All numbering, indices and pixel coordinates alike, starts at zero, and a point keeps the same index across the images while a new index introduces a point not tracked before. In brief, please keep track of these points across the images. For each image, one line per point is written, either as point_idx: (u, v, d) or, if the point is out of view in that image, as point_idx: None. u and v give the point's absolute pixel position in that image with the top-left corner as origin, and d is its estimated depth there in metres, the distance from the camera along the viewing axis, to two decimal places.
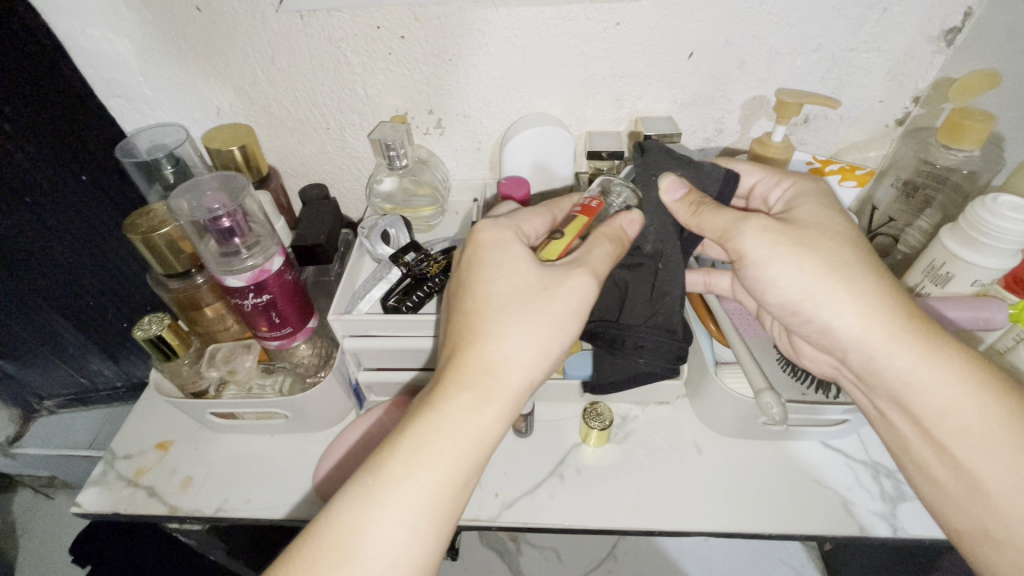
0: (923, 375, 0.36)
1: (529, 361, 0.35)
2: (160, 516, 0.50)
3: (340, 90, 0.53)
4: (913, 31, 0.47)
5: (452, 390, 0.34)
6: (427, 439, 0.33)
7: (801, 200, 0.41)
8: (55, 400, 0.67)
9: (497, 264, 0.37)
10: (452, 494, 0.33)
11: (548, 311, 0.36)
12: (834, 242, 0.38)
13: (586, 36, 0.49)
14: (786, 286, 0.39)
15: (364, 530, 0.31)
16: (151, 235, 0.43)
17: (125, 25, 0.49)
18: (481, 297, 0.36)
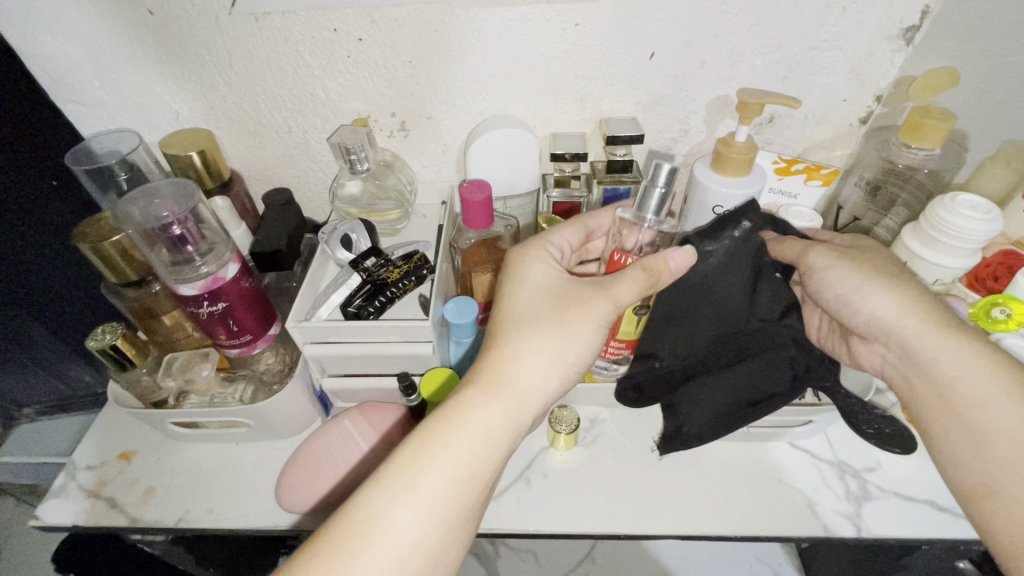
0: (961, 372, 0.37)
1: (547, 369, 0.38)
2: (121, 528, 0.49)
3: (300, 93, 0.53)
4: (873, 30, 0.47)
5: (467, 389, 0.37)
6: (440, 432, 0.35)
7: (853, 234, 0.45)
8: (36, 407, 0.63)
9: (523, 278, 0.41)
10: (468, 487, 0.34)
11: (566, 320, 0.38)
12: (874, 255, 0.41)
13: (546, 38, 0.48)
14: (837, 286, 0.41)
15: (377, 515, 0.32)
16: (100, 244, 0.42)
17: (78, 29, 0.48)
18: (506, 308, 0.40)
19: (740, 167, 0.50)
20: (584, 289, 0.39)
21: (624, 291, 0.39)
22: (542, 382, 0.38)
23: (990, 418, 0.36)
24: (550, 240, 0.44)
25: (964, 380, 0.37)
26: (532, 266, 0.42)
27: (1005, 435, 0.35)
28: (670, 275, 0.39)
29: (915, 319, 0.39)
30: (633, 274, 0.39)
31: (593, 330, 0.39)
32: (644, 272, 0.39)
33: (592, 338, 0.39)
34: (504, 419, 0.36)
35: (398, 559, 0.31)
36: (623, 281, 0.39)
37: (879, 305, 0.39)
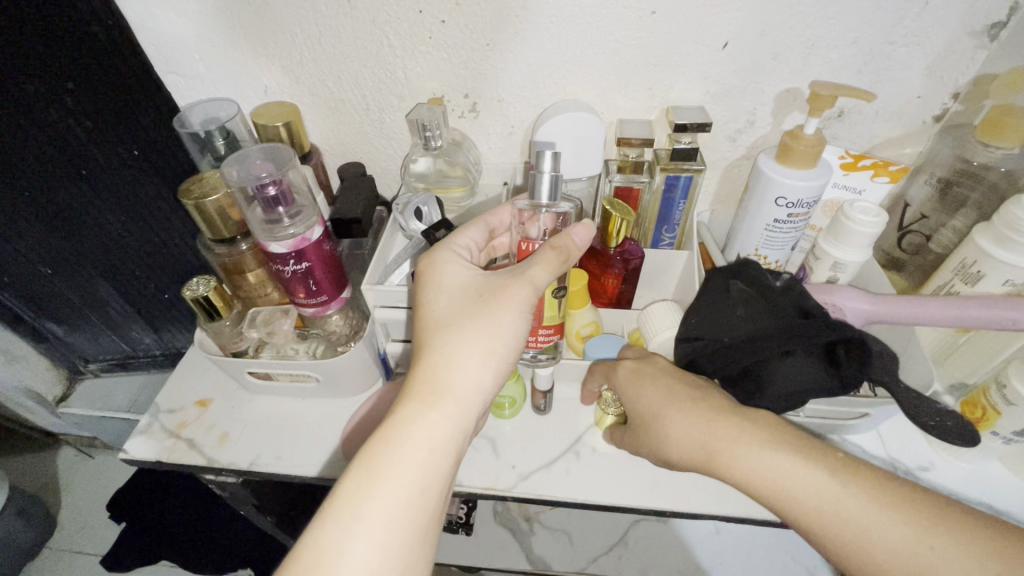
0: (762, 458, 0.40)
1: (477, 368, 0.40)
2: (200, 466, 0.53)
3: (381, 72, 0.56)
4: (955, 25, 0.46)
5: (402, 405, 0.38)
6: (380, 455, 0.36)
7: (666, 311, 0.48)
8: (99, 364, 0.79)
9: (437, 283, 0.43)
10: (420, 495, 0.36)
11: (485, 318, 0.41)
12: (668, 407, 0.45)
13: (622, 24, 0.50)
14: (679, 457, 0.44)
15: (334, 549, 0.33)
16: (203, 201, 0.46)
17: (185, 5, 0.52)
18: (425, 316, 0.42)
19: (807, 159, 0.50)
20: (498, 284, 0.42)
21: (539, 274, 0.41)
22: (474, 381, 0.40)
23: (826, 511, 0.37)
24: (457, 244, 0.46)
25: (780, 470, 0.39)
26: (445, 271, 0.43)
27: (847, 526, 0.36)
28: (577, 248, 0.44)
29: (710, 437, 0.42)
30: (547, 256, 0.42)
31: (516, 318, 0.41)
32: (555, 251, 0.42)
33: (518, 327, 0.41)
34: (445, 423, 0.38)
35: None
36: (536, 266, 0.41)
37: (672, 433, 0.44)
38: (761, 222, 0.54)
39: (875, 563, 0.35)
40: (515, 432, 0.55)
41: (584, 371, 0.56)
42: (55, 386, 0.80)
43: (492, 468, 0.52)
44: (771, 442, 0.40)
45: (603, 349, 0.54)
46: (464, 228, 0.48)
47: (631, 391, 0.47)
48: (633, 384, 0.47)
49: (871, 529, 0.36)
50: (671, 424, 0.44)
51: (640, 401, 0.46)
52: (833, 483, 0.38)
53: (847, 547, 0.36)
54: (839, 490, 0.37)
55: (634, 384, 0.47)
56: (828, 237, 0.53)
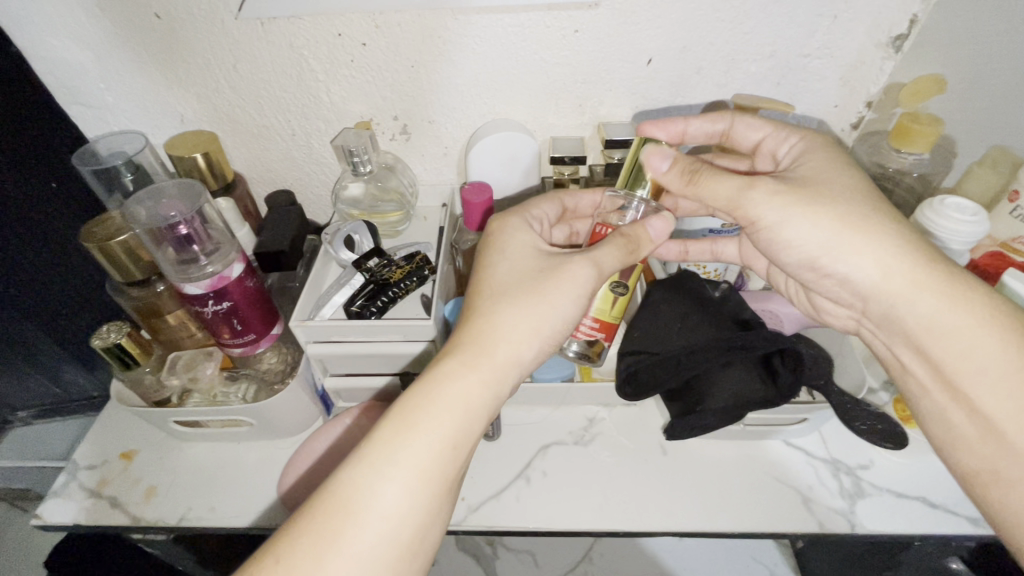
0: (945, 321, 0.37)
1: (523, 340, 0.38)
2: (124, 527, 0.49)
3: (304, 97, 0.53)
4: (863, 38, 0.48)
5: (446, 362, 0.37)
6: (420, 408, 0.35)
7: (806, 156, 0.43)
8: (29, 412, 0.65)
9: (503, 249, 0.42)
10: (448, 455, 0.34)
11: (539, 290, 0.39)
12: (839, 194, 0.40)
13: (546, 43, 0.49)
14: (802, 244, 0.41)
15: (360, 487, 0.32)
16: (108, 243, 0.43)
17: (83, 32, 0.49)
18: (485, 278, 0.41)
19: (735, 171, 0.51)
20: (556, 260, 0.41)
21: (604, 258, 0.40)
22: (519, 352, 0.38)
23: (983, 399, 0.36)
24: (525, 213, 0.45)
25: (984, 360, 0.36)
26: (513, 238, 0.43)
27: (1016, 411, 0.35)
28: (651, 242, 0.43)
29: (845, 233, 0.39)
30: (616, 243, 0.41)
31: (570, 298, 0.40)
32: (624, 238, 0.42)
33: (570, 308, 0.40)
34: (482, 389, 0.36)
35: (388, 530, 0.32)
36: (604, 249, 0.41)
37: (839, 247, 0.40)
38: (697, 233, 0.55)
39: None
40: None
41: (530, 394, 0.55)
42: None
43: None
44: (957, 288, 0.37)
45: (551, 368, 0.54)
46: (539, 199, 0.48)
47: (812, 164, 0.43)
48: (779, 194, 0.40)
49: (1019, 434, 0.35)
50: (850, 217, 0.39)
51: (823, 171, 0.42)
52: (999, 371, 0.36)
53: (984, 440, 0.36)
54: (972, 316, 0.37)
55: (830, 160, 0.42)
56: None
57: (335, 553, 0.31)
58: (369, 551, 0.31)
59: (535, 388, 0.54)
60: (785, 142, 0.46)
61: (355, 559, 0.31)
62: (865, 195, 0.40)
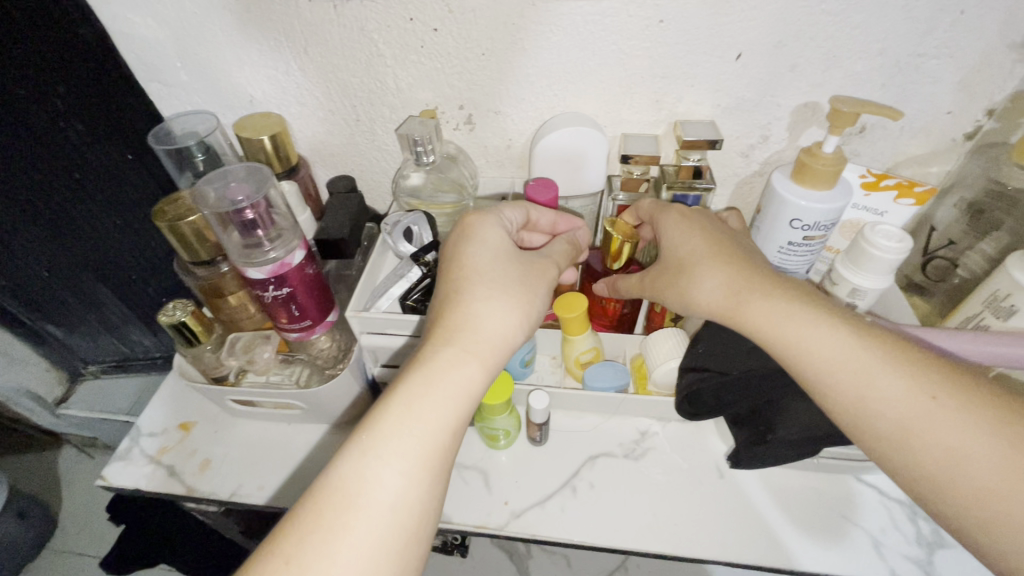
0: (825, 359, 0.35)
1: (511, 327, 0.39)
2: (179, 496, 0.51)
3: (371, 82, 0.52)
4: (993, 36, 0.42)
5: (436, 348, 0.37)
6: (416, 396, 0.35)
7: (669, 228, 0.44)
8: (98, 365, 0.75)
9: (483, 240, 0.41)
10: (445, 440, 0.35)
11: (521, 284, 0.40)
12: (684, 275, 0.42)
13: (627, 34, 0.46)
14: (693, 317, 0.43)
15: (366, 479, 0.32)
16: (178, 223, 0.44)
17: (163, 11, 0.49)
18: (466, 266, 0.40)
19: (826, 179, 0.46)
20: (530, 264, 0.42)
21: (560, 257, 0.45)
22: (510, 337, 0.39)
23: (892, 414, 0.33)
24: (501, 212, 0.44)
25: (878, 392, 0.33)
26: (490, 229, 0.42)
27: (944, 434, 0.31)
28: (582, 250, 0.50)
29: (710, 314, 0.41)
30: (562, 246, 0.47)
31: (546, 293, 0.42)
32: (567, 247, 0.47)
33: (547, 300, 0.42)
34: (475, 370, 0.37)
35: (399, 517, 0.32)
36: (558, 253, 0.45)
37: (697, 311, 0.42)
38: (774, 244, 0.51)
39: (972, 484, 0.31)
40: (510, 465, 0.52)
41: (581, 401, 0.53)
42: (55, 387, 0.76)
43: (484, 504, 0.50)
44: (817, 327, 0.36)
45: (605, 377, 0.51)
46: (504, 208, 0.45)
47: (671, 235, 0.44)
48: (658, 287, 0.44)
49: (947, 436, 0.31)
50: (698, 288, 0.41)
51: (680, 241, 0.43)
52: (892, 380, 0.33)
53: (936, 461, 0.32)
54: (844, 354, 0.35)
55: (682, 230, 0.44)
56: (845, 260, 0.49)
57: (347, 549, 0.30)
58: (385, 543, 0.31)
59: (586, 396, 0.52)
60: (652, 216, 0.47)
61: (372, 552, 0.31)
62: (713, 270, 0.41)
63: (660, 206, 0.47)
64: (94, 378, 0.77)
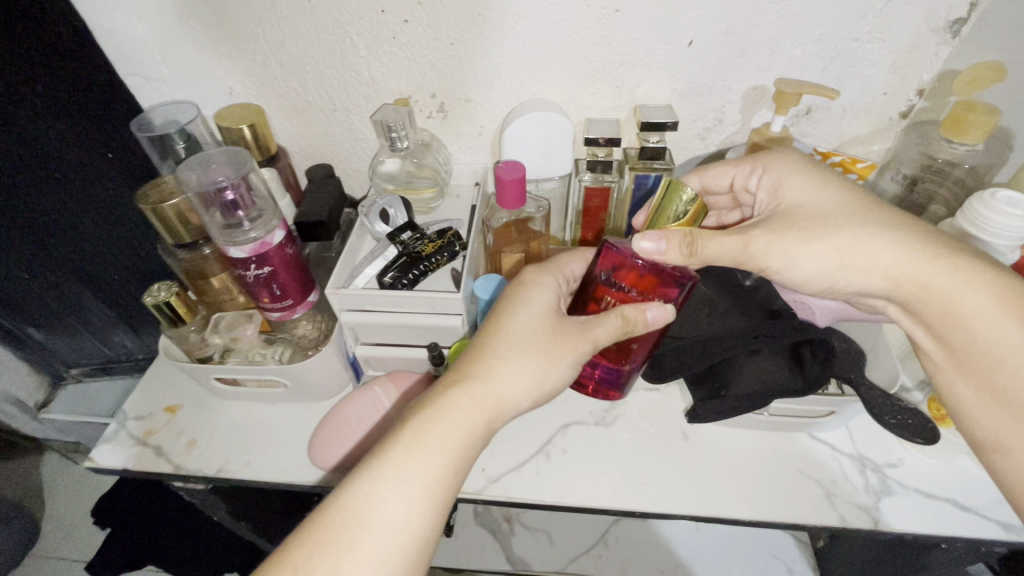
0: (966, 299, 0.37)
1: (524, 389, 0.40)
2: (167, 474, 0.53)
3: (346, 72, 0.55)
4: (917, 22, 0.46)
5: (454, 389, 0.39)
6: (429, 431, 0.37)
7: (785, 184, 0.43)
8: (81, 369, 0.74)
9: (527, 300, 0.43)
10: (447, 482, 0.36)
11: (552, 348, 0.41)
12: (844, 218, 0.40)
13: (586, 23, 0.49)
14: (814, 277, 0.41)
15: (370, 501, 0.34)
16: (161, 206, 0.45)
17: (143, 6, 0.51)
18: (504, 321, 0.42)
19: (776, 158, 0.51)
20: (567, 325, 0.42)
21: (603, 334, 0.42)
22: (522, 399, 0.41)
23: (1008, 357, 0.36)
24: (562, 272, 0.47)
25: (994, 334, 0.36)
26: (536, 289, 0.44)
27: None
28: (646, 326, 0.42)
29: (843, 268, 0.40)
30: (613, 320, 0.42)
31: (573, 361, 0.42)
32: (622, 318, 0.42)
33: (566, 372, 0.42)
34: (484, 428, 0.39)
35: (392, 544, 0.34)
36: (603, 322, 0.42)
37: (798, 268, 0.41)
38: None
39: None
40: None
41: None
42: (37, 391, 0.74)
43: None
44: (964, 269, 0.37)
45: None
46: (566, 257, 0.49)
47: (791, 190, 0.43)
48: (774, 237, 0.41)
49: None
50: (803, 253, 0.40)
51: (807, 198, 0.42)
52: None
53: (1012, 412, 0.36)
54: (985, 298, 0.36)
55: (805, 184, 0.43)
56: None
57: (350, 562, 0.33)
58: (382, 564, 0.33)
59: None
60: (756, 174, 0.46)
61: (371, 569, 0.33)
62: (861, 217, 0.40)
63: (763, 157, 0.45)
64: (76, 382, 0.75)
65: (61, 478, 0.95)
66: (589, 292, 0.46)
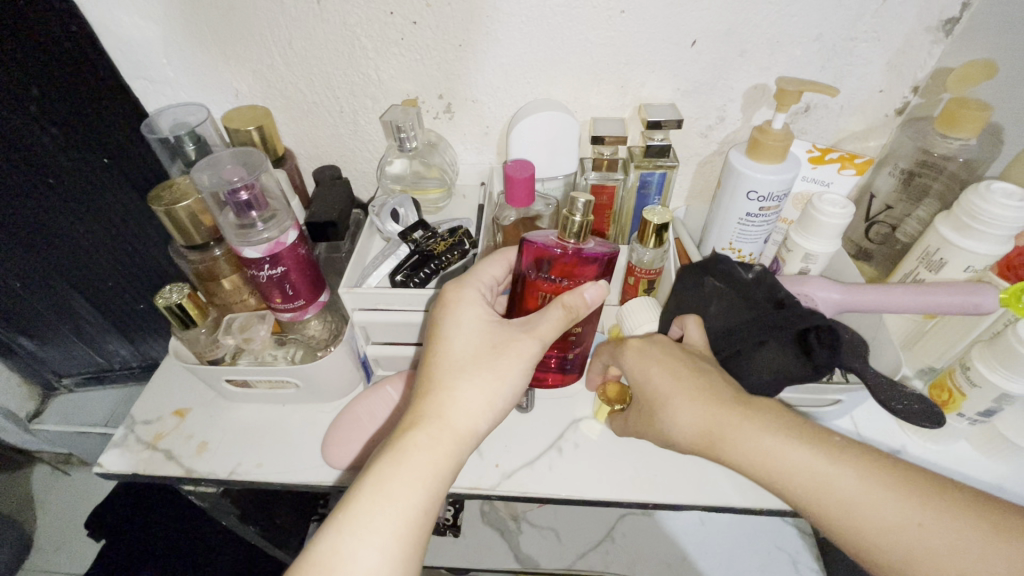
0: (777, 461, 0.38)
1: (480, 411, 0.41)
2: (177, 478, 0.52)
3: (354, 74, 0.55)
4: (912, 21, 0.48)
5: (411, 431, 0.39)
6: (392, 477, 0.37)
7: (627, 352, 0.46)
8: (73, 378, 0.73)
9: (459, 323, 0.43)
10: (418, 518, 0.36)
11: (498, 367, 0.41)
12: (667, 386, 0.42)
13: (592, 24, 0.50)
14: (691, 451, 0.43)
15: (341, 555, 0.34)
16: (174, 207, 0.45)
17: (150, 9, 0.51)
18: (442, 351, 0.42)
19: (776, 155, 0.51)
20: (511, 335, 0.42)
21: (549, 331, 0.43)
22: (481, 420, 0.41)
23: (848, 515, 0.36)
24: (482, 279, 0.46)
25: (810, 479, 0.37)
26: (467, 309, 0.44)
27: (844, 508, 0.36)
28: (587, 307, 0.43)
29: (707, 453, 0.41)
30: (556, 312, 0.42)
31: (523, 371, 0.42)
32: (564, 309, 0.43)
33: (518, 381, 0.42)
34: (447, 459, 0.39)
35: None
36: (546, 320, 0.42)
37: (671, 441, 0.44)
38: (733, 216, 0.56)
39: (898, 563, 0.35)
40: (498, 431, 0.55)
41: None
42: (28, 401, 0.73)
43: (475, 467, 0.52)
44: (755, 424, 0.39)
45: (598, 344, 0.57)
46: (485, 260, 0.49)
47: (632, 367, 0.45)
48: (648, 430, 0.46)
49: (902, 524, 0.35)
50: (674, 415, 0.42)
51: (643, 381, 0.44)
52: (860, 472, 0.37)
53: (872, 558, 0.36)
54: (794, 455, 0.38)
55: (639, 361, 0.45)
56: (797, 229, 0.54)
57: None
58: None
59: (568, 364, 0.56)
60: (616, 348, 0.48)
61: None
62: (676, 375, 0.42)
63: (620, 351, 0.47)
64: (68, 393, 0.74)
65: (54, 500, 0.90)
66: (523, 287, 0.47)
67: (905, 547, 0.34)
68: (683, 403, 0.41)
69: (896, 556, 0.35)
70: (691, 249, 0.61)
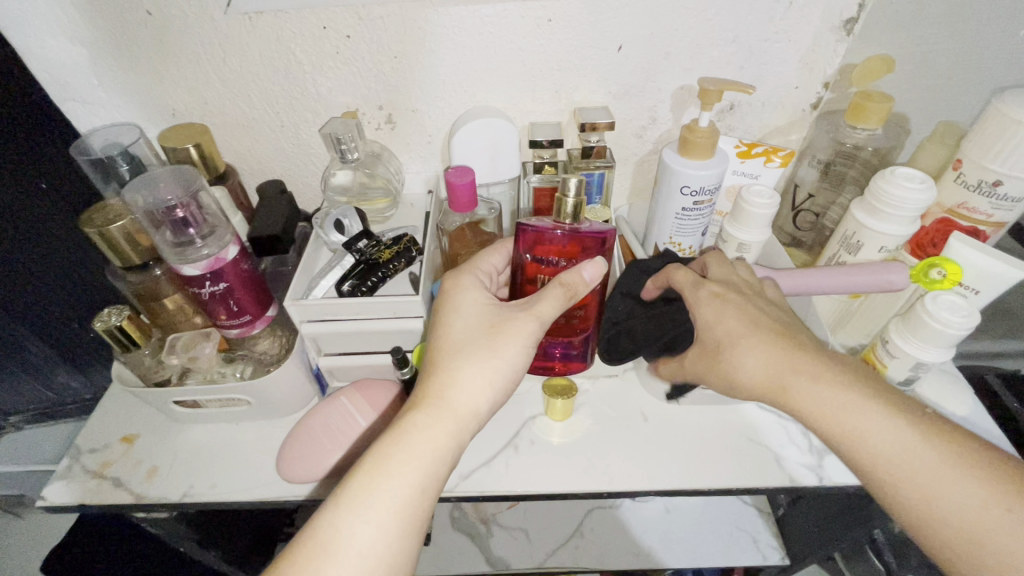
0: (824, 395, 0.40)
1: (480, 391, 0.43)
2: (127, 505, 0.51)
3: (292, 89, 0.56)
4: (817, 22, 0.52)
5: (413, 413, 0.41)
6: (389, 457, 0.39)
7: (700, 286, 0.47)
8: (22, 417, 0.68)
9: (458, 308, 0.46)
10: (416, 497, 0.38)
11: (494, 348, 0.43)
12: (776, 332, 0.44)
13: (522, 33, 0.52)
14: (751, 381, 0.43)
15: (338, 532, 0.36)
16: (107, 228, 0.45)
17: (76, 29, 0.50)
18: (443, 334, 0.45)
19: (705, 150, 0.54)
20: (505, 317, 0.44)
21: (547, 310, 0.44)
22: (480, 401, 0.43)
23: (890, 452, 0.38)
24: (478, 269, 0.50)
25: (870, 427, 0.39)
26: (465, 295, 0.47)
27: (883, 444, 0.38)
28: (586, 286, 0.45)
29: (773, 381, 0.42)
30: (555, 291, 0.44)
31: (518, 351, 0.44)
32: (563, 287, 0.45)
33: (517, 361, 0.44)
34: (446, 440, 0.41)
35: (366, 566, 0.35)
36: (543, 300, 0.44)
37: (737, 368, 0.44)
38: (670, 211, 0.58)
39: (932, 504, 0.36)
40: None
41: None
42: None
43: None
44: (838, 370, 0.41)
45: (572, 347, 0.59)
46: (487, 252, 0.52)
47: (702, 304, 0.46)
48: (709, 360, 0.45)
49: (954, 484, 0.36)
50: (742, 353, 0.43)
51: (709, 316, 0.45)
52: (906, 425, 0.39)
53: (915, 494, 0.37)
54: (845, 394, 0.40)
55: (720, 301, 0.45)
56: (730, 222, 0.57)
57: None
58: None
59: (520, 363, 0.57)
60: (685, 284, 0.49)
61: None
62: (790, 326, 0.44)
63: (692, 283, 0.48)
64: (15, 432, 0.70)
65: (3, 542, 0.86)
66: (522, 276, 0.50)
67: (942, 488, 0.36)
68: (748, 333, 0.43)
69: (941, 503, 0.36)
70: (634, 246, 0.63)
